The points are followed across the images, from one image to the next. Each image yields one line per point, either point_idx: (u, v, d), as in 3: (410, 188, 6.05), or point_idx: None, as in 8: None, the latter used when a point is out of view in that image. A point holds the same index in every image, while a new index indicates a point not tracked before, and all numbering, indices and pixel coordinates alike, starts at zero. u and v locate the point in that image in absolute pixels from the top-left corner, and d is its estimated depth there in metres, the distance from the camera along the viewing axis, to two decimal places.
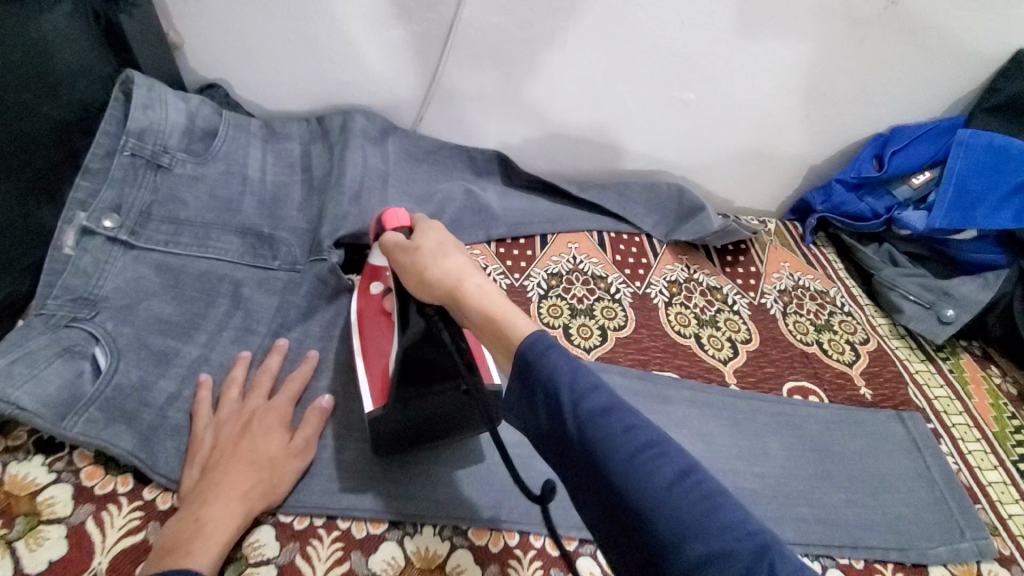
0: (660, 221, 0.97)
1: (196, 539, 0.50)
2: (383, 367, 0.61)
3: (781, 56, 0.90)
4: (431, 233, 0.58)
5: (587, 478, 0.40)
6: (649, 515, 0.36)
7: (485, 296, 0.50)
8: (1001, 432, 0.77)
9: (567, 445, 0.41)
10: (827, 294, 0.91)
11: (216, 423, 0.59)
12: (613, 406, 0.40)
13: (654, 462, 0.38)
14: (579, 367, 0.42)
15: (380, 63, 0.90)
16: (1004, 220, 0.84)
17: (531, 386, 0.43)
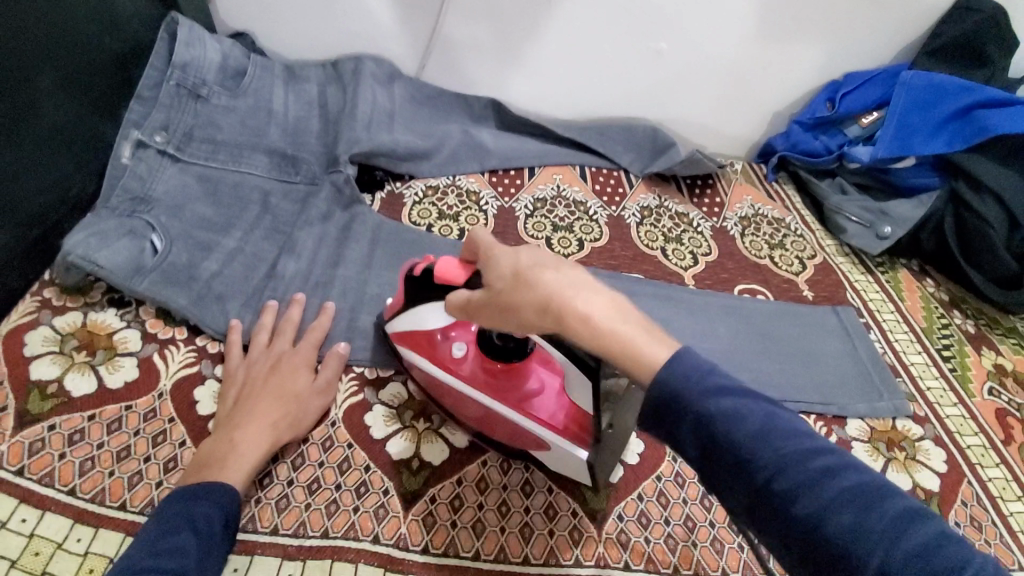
0: (636, 158, 1.08)
1: (232, 457, 0.55)
2: (559, 408, 0.58)
3: (745, 3, 1.01)
4: (506, 257, 0.47)
5: (766, 521, 0.37)
6: (858, 566, 0.33)
7: (607, 323, 0.41)
8: (928, 327, 0.89)
9: (741, 489, 0.38)
10: (783, 221, 1.03)
11: (247, 363, 0.64)
12: (794, 449, 0.37)
13: (853, 506, 0.34)
14: (754, 414, 0.38)
15: (387, 14, 1.02)
16: (937, 146, 0.94)
17: (684, 429, 0.40)
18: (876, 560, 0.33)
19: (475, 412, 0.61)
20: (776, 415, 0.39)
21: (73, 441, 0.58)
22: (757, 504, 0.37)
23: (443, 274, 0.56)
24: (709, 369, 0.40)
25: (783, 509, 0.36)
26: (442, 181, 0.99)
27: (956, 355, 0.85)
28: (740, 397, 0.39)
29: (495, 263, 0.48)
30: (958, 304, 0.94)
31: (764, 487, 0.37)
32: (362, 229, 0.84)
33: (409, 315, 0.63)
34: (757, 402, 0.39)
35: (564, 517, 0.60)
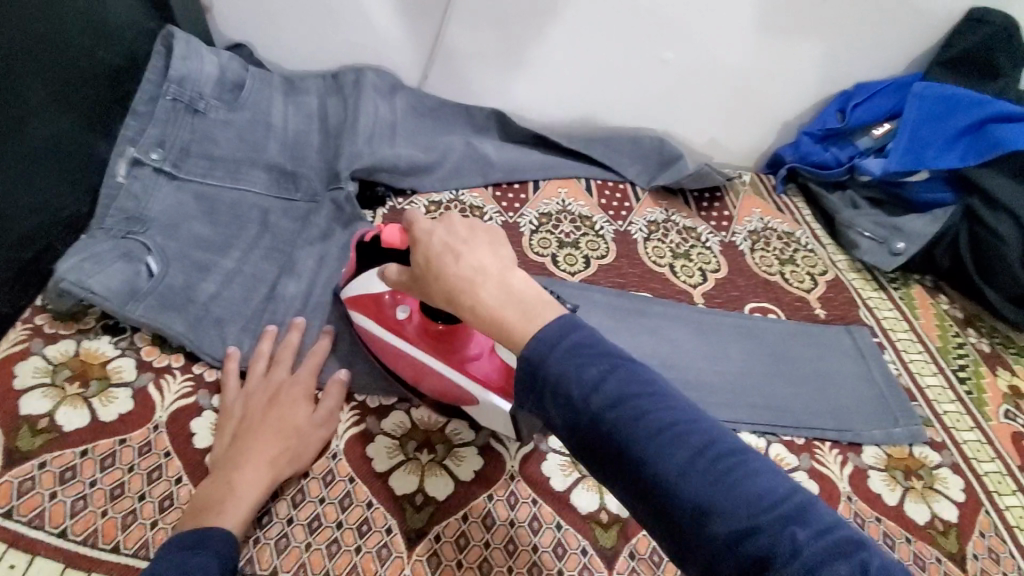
0: (643, 171, 1.06)
1: (229, 500, 0.53)
2: (491, 368, 0.62)
3: (753, 13, 0.99)
4: (421, 244, 0.49)
5: (611, 467, 0.40)
6: (679, 499, 0.37)
7: (496, 308, 0.45)
8: (943, 346, 0.87)
9: (589, 444, 0.40)
10: (793, 235, 1.01)
11: (246, 394, 0.62)
12: (632, 400, 0.39)
13: (679, 447, 0.38)
14: (599, 372, 0.41)
15: (388, 24, 1.00)
16: (949, 160, 0.92)
17: (543, 392, 0.42)
18: (693, 495, 0.37)
19: (412, 369, 0.64)
20: (621, 368, 0.41)
21: (65, 479, 0.56)
22: (604, 451, 0.40)
23: (388, 243, 0.59)
24: (569, 331, 0.43)
25: (623, 456, 0.39)
26: (444, 196, 0.97)
27: (972, 377, 0.83)
28: (592, 356, 0.42)
29: (416, 250, 0.50)
30: (973, 322, 0.92)
31: (608, 438, 0.40)
32: None
33: (358, 278, 0.65)
34: (607, 357, 0.42)
35: (574, 555, 0.58)
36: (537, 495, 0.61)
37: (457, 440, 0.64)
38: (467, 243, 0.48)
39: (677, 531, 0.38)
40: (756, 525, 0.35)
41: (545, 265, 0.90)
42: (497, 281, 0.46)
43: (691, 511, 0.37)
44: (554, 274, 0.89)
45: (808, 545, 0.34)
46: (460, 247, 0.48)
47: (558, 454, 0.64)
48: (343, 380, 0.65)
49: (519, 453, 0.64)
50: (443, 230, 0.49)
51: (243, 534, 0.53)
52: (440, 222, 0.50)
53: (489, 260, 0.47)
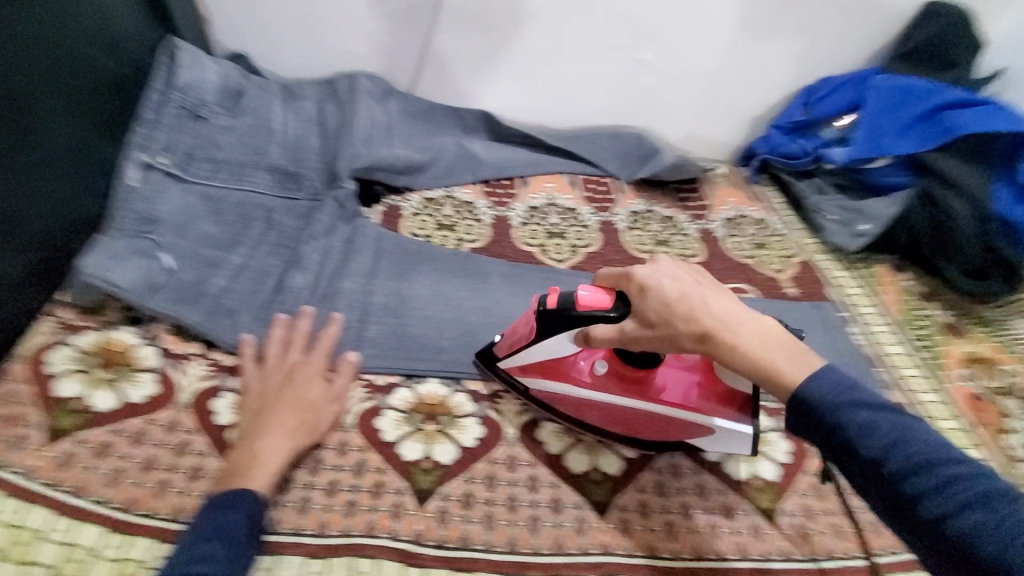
0: (624, 165, 1.12)
1: (254, 465, 0.58)
2: (694, 394, 0.65)
3: (721, 15, 1.06)
4: (653, 292, 0.54)
5: (900, 518, 0.42)
6: (983, 556, 0.38)
7: (756, 350, 0.49)
8: (904, 318, 0.94)
9: (874, 485, 0.43)
10: (766, 221, 1.08)
11: (262, 374, 0.67)
12: (929, 457, 0.41)
13: (983, 508, 0.39)
14: (886, 426, 0.43)
15: (380, 32, 1.06)
16: (906, 146, 0.98)
17: (822, 436, 0.46)
18: (993, 551, 0.38)
19: (622, 418, 0.67)
20: (912, 427, 0.43)
21: (100, 454, 0.60)
22: (891, 499, 0.42)
23: (587, 307, 0.59)
24: (846, 386, 0.46)
25: (911, 506, 0.41)
26: (438, 193, 1.03)
27: (931, 344, 0.90)
28: (874, 411, 0.44)
29: (644, 299, 0.54)
30: (933, 296, 0.98)
31: (899, 487, 0.42)
32: (365, 241, 0.87)
33: (535, 349, 0.65)
34: (898, 417, 0.44)
35: (570, 509, 0.63)
36: (534, 458, 0.67)
37: (459, 412, 0.70)
38: (701, 288, 0.52)
39: None
40: None
41: (535, 255, 0.96)
42: (748, 322, 0.50)
43: (996, 566, 0.37)
44: (544, 263, 0.94)
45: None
46: (699, 291, 0.52)
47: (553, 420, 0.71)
48: (353, 361, 0.70)
49: (517, 422, 0.70)
50: (666, 276, 0.54)
51: (271, 494, 0.59)
52: (657, 270, 0.55)
53: (730, 306, 0.51)
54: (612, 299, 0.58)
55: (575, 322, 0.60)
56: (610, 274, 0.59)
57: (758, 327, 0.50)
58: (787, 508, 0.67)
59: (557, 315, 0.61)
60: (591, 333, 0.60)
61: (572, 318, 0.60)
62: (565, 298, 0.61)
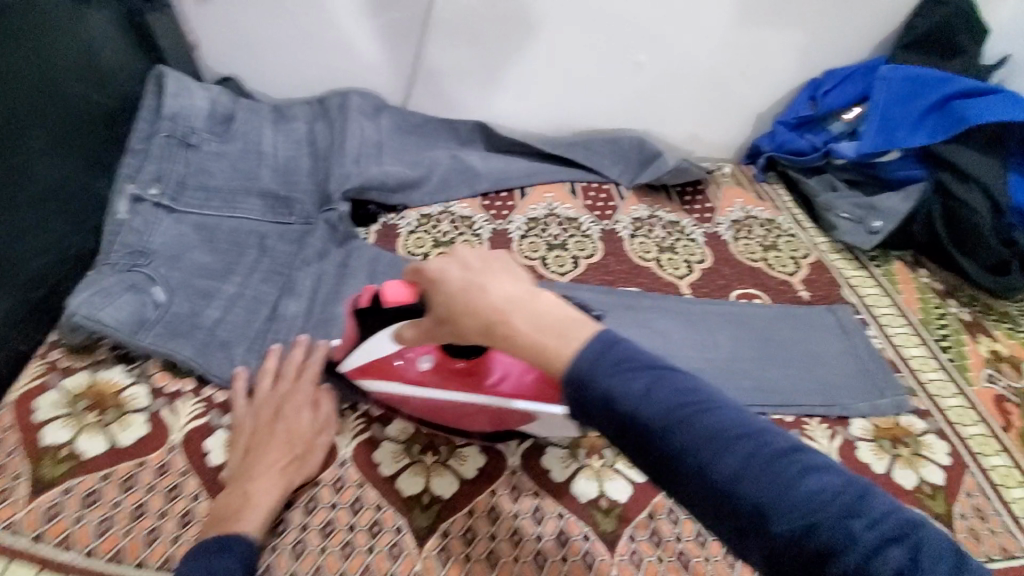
0: (625, 170, 1.09)
1: (247, 508, 0.56)
2: (527, 382, 0.60)
3: (717, 11, 1.03)
4: (439, 283, 0.53)
5: (669, 477, 0.42)
6: (737, 502, 0.39)
7: (530, 334, 0.47)
8: (924, 318, 0.89)
9: (642, 449, 0.42)
10: (775, 221, 1.04)
11: (254, 409, 0.65)
12: (685, 411, 0.41)
13: (740, 454, 0.39)
14: (649, 387, 0.42)
15: (368, 48, 1.04)
16: (919, 138, 0.93)
17: (593, 408, 0.44)
18: (748, 496, 0.38)
19: (463, 413, 0.64)
20: (670, 380, 0.43)
21: (90, 503, 0.59)
22: (656, 461, 0.42)
23: (395, 302, 0.60)
24: (611, 348, 0.45)
25: (677, 463, 0.41)
26: (434, 209, 1.00)
27: (953, 345, 0.85)
28: (637, 369, 0.43)
29: (437, 292, 0.53)
30: (954, 293, 0.94)
31: (663, 448, 0.41)
32: (360, 264, 0.85)
33: (362, 349, 0.65)
34: (660, 373, 0.43)
35: (577, 542, 0.60)
36: (538, 488, 0.64)
37: (459, 441, 0.67)
38: (483, 273, 0.51)
39: (735, 528, 0.39)
40: (811, 521, 0.37)
41: (536, 269, 0.93)
42: (528, 306, 0.48)
43: (749, 511, 0.38)
44: (545, 278, 0.92)
45: (863, 537, 0.36)
46: (477, 278, 0.51)
47: (558, 447, 0.67)
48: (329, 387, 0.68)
49: (520, 449, 0.67)
50: (453, 265, 0.53)
51: (263, 538, 0.57)
52: (448, 261, 0.54)
53: (514, 289, 0.49)
54: (414, 291, 0.59)
55: (393, 316, 0.62)
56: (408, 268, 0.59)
57: (536, 306, 0.48)
58: None
59: (376, 311, 0.63)
60: (402, 330, 0.60)
61: (389, 312, 0.62)
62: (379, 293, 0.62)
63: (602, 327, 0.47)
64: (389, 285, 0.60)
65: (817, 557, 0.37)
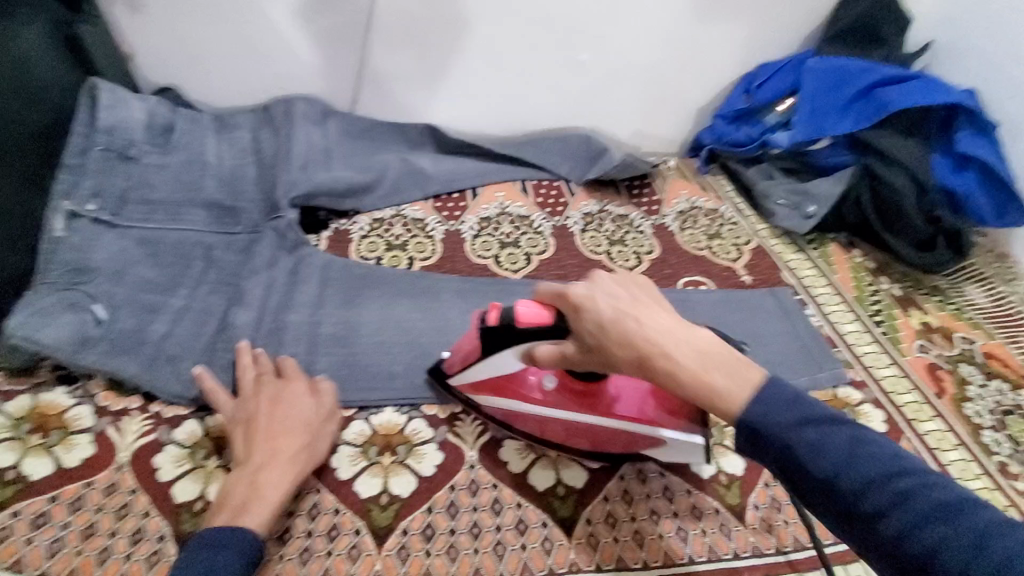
0: (574, 166, 1.12)
1: (257, 500, 0.56)
2: (642, 404, 0.64)
3: (652, 10, 1.06)
4: (588, 313, 0.52)
5: (862, 535, 0.43)
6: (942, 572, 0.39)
7: (694, 369, 0.49)
8: (858, 295, 0.93)
9: (828, 501, 0.45)
10: (718, 211, 1.08)
11: (247, 402, 0.64)
12: (879, 474, 0.43)
13: (941, 521, 0.40)
14: (841, 449, 0.44)
15: (310, 53, 1.04)
16: (846, 125, 0.99)
17: (775, 458, 0.47)
18: (954, 567, 0.38)
19: (577, 433, 0.65)
20: (860, 439, 0.45)
21: (38, 525, 0.58)
22: (846, 517, 0.44)
23: (526, 324, 0.58)
24: (798, 403, 0.47)
25: (870, 520, 0.42)
26: (386, 213, 1.00)
27: (886, 320, 0.89)
28: (827, 426, 0.46)
29: (581, 319, 0.53)
30: (885, 270, 0.98)
31: (854, 507, 0.43)
32: (311, 271, 0.85)
33: (483, 366, 0.64)
34: (850, 431, 0.45)
35: (535, 529, 0.62)
36: (496, 479, 0.66)
37: (417, 439, 0.69)
38: (635, 306, 0.51)
39: None
40: None
41: (488, 267, 0.94)
42: (687, 341, 0.51)
43: None
44: (498, 274, 0.93)
45: None
46: (632, 310, 0.51)
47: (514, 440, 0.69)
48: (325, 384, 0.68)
49: (477, 444, 0.69)
50: (601, 292, 0.53)
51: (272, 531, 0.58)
52: (594, 287, 0.53)
53: (668, 322, 0.51)
54: (552, 312, 0.57)
55: (520, 337, 0.59)
56: (547, 291, 0.56)
57: (694, 339, 0.51)
58: (755, 503, 0.67)
59: (503, 331, 0.60)
60: (535, 352, 0.58)
61: (518, 333, 0.59)
62: (509, 311, 0.59)
63: (770, 375, 0.49)
64: (522, 306, 0.59)
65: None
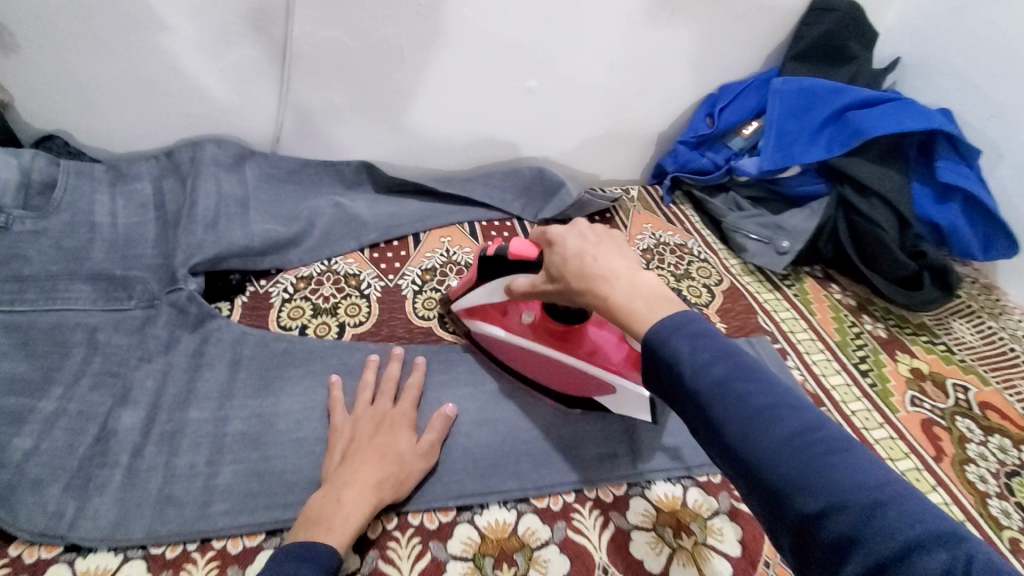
0: (528, 203, 1.02)
1: (337, 517, 0.55)
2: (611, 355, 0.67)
3: (606, 32, 0.96)
4: (557, 247, 0.57)
5: (712, 443, 0.42)
6: (768, 476, 0.38)
7: (626, 301, 0.50)
8: (841, 339, 0.85)
9: (688, 409, 0.43)
10: (685, 246, 0.99)
11: (355, 419, 0.65)
12: (741, 382, 0.41)
13: (780, 429, 0.39)
14: (714, 364, 0.42)
15: (222, 90, 0.91)
16: (817, 152, 0.91)
17: (658, 369, 0.45)
18: (780, 473, 0.37)
19: (544, 369, 0.71)
20: (733, 352, 0.43)
21: None
22: (702, 425, 0.42)
23: (517, 255, 0.63)
24: (690, 322, 0.45)
25: (719, 427, 0.41)
26: (315, 268, 0.88)
27: (873, 367, 0.81)
28: (705, 342, 0.44)
29: (552, 253, 0.58)
30: (866, 308, 0.90)
31: (708, 414, 0.42)
32: (220, 351, 0.73)
33: (474, 293, 0.72)
34: (726, 348, 0.44)
35: None
36: None
37: None
38: (598, 249, 0.55)
39: (769, 504, 0.38)
40: (841, 504, 0.35)
41: (433, 330, 0.82)
42: (629, 279, 0.51)
43: (778, 488, 0.37)
44: (443, 339, 0.81)
45: (895, 529, 0.33)
46: (593, 251, 0.55)
47: (460, 562, 0.58)
48: (450, 414, 0.68)
49: (414, 572, 0.57)
50: (573, 234, 0.57)
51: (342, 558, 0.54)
52: (570, 229, 0.58)
53: (620, 266, 0.53)
54: (537, 252, 0.62)
55: (509, 269, 0.65)
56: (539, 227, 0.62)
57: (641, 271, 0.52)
58: None
59: (496, 262, 0.66)
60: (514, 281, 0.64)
61: (507, 264, 0.65)
62: (502, 246, 0.65)
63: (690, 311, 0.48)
64: (520, 240, 0.64)
65: (835, 543, 0.35)
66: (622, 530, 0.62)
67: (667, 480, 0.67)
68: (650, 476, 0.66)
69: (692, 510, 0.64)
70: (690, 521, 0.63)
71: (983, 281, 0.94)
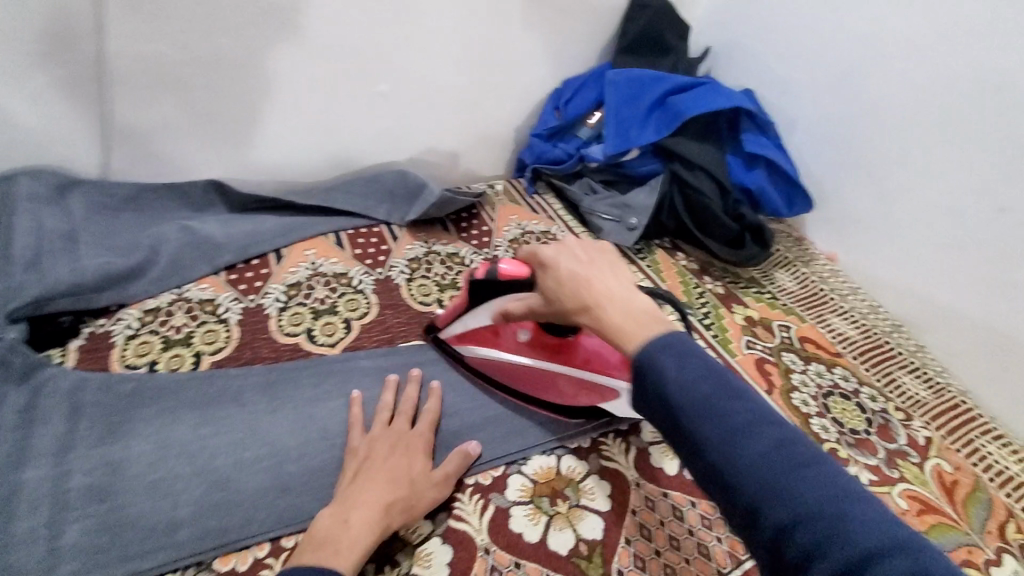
0: (394, 207, 1.01)
1: (345, 542, 0.54)
2: (610, 359, 0.70)
3: (447, 34, 0.99)
4: (551, 269, 0.58)
5: (688, 453, 0.44)
6: (742, 488, 0.40)
7: (620, 323, 0.50)
8: (687, 300, 0.94)
9: (665, 420, 0.45)
10: (549, 232, 1.05)
11: (373, 438, 0.65)
12: (720, 394, 0.43)
13: (753, 440, 0.41)
14: (686, 356, 0.46)
15: (32, 115, 0.81)
16: (649, 134, 1.00)
17: (643, 384, 0.47)
18: (750, 488, 0.40)
19: (545, 381, 0.74)
20: (716, 368, 0.45)
21: None
22: (677, 434, 0.45)
23: (507, 277, 0.65)
24: (679, 342, 0.47)
25: (696, 437, 0.43)
26: (164, 299, 0.81)
27: (715, 321, 0.91)
28: (692, 361, 0.45)
29: (547, 275, 0.58)
30: (707, 270, 1.02)
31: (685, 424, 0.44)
32: (54, 403, 0.66)
33: (465, 321, 0.75)
34: (708, 361, 0.46)
35: None
36: None
37: None
38: (595, 270, 0.55)
39: (740, 515, 0.41)
40: (803, 518, 0.38)
41: (301, 345, 0.80)
42: (625, 301, 0.52)
43: (749, 500, 0.40)
44: (312, 352, 0.79)
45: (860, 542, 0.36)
46: (587, 272, 0.55)
47: None
48: (472, 452, 0.67)
49: None
50: (567, 256, 0.57)
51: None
52: (563, 249, 0.58)
53: (617, 287, 0.54)
54: (527, 271, 0.63)
55: (501, 291, 0.67)
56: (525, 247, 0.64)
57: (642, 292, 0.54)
58: (619, 568, 0.62)
59: (485, 285, 0.67)
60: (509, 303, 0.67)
61: (499, 285, 0.66)
62: (492, 269, 0.66)
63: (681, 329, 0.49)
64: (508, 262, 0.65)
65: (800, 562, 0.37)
66: (502, 508, 0.65)
67: (541, 454, 0.71)
68: (524, 454, 0.71)
69: (566, 476, 0.69)
70: (564, 487, 0.68)
71: (797, 235, 1.10)
